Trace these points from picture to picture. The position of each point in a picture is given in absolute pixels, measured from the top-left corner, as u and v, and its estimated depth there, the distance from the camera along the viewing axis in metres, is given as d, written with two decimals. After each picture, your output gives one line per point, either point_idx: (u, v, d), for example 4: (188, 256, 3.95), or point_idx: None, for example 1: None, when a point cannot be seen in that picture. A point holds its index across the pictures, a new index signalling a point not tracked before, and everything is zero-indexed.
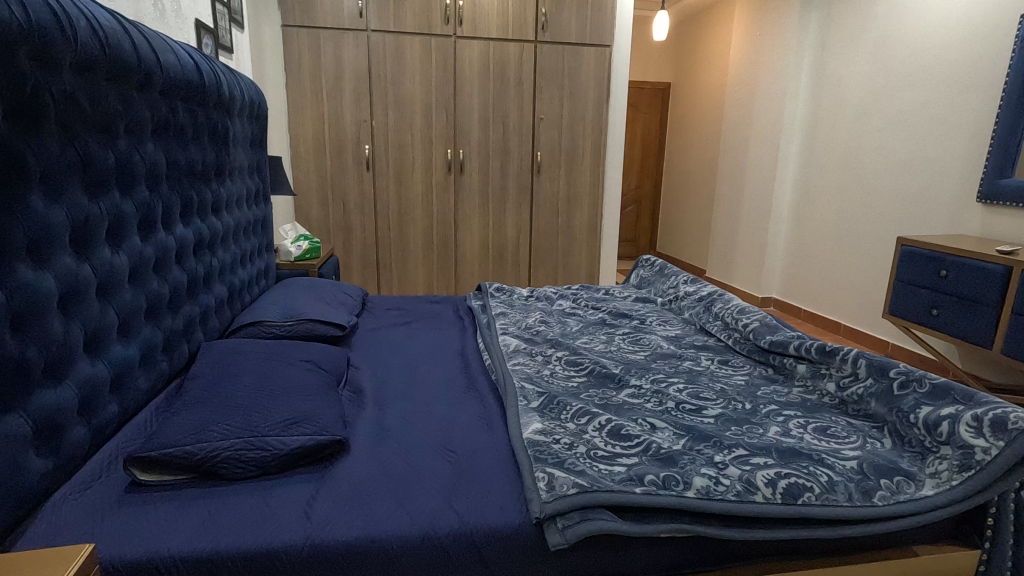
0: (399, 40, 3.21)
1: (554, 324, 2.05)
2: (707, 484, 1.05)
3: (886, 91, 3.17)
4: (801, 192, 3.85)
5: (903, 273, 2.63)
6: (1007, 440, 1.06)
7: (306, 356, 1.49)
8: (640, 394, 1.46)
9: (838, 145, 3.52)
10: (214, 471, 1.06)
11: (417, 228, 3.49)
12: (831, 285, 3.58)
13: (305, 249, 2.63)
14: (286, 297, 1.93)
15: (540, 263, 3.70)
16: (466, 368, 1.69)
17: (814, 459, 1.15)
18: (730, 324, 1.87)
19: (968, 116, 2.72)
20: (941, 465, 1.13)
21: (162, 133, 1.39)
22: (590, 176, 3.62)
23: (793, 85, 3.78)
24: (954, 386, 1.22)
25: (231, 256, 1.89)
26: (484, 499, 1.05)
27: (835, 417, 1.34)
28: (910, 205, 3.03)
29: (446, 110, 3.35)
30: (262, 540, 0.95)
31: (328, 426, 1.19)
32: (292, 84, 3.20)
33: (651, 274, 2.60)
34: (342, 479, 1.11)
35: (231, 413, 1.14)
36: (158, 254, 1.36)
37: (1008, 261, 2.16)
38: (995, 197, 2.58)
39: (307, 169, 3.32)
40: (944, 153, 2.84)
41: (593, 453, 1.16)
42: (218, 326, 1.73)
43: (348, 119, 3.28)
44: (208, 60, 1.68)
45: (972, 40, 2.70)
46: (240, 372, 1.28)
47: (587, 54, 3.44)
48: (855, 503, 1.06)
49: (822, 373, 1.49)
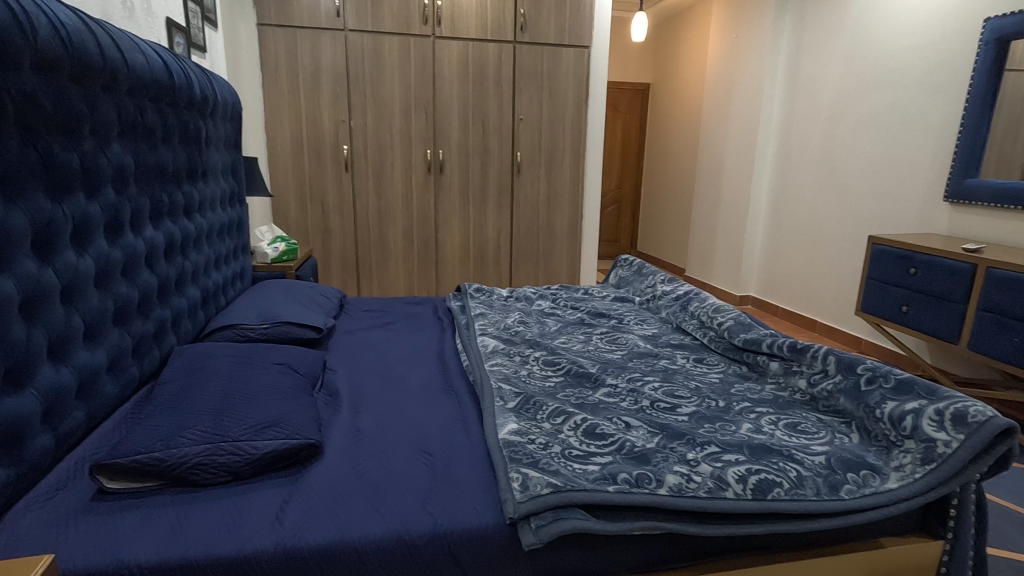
0: (377, 39, 3.19)
1: (532, 324, 2.05)
2: (679, 481, 1.07)
3: (858, 92, 3.24)
4: (777, 191, 3.92)
5: (874, 271, 2.69)
6: (967, 433, 1.09)
7: (280, 359, 1.47)
8: (616, 393, 1.47)
9: (813, 146, 3.59)
10: (184, 477, 1.05)
11: (397, 230, 3.47)
12: (807, 284, 3.64)
13: (282, 251, 2.60)
14: (261, 299, 1.91)
15: (521, 263, 3.70)
16: (444, 369, 1.69)
17: (784, 454, 1.17)
18: (705, 322, 1.89)
19: (935, 117, 2.79)
20: (905, 458, 1.16)
21: (130, 134, 1.36)
22: (570, 176, 3.64)
23: (769, 86, 3.84)
24: (918, 380, 1.25)
25: (205, 258, 1.86)
26: (459, 500, 1.05)
27: (806, 413, 1.37)
28: (881, 204, 3.10)
29: (426, 110, 3.34)
30: (231, 546, 0.94)
31: (302, 429, 1.18)
32: (268, 83, 3.17)
33: (630, 274, 2.62)
34: (315, 483, 1.10)
35: (201, 418, 1.12)
36: (127, 256, 1.33)
37: (973, 259, 2.22)
38: (961, 197, 2.65)
39: (285, 170, 3.29)
40: (914, 154, 2.91)
41: (568, 453, 1.16)
42: (191, 329, 1.70)
43: (326, 120, 3.25)
44: (179, 60, 1.66)
45: (939, 43, 2.77)
46: (212, 376, 1.27)
47: (566, 55, 3.45)
48: (822, 496, 1.08)
49: (793, 370, 1.52)
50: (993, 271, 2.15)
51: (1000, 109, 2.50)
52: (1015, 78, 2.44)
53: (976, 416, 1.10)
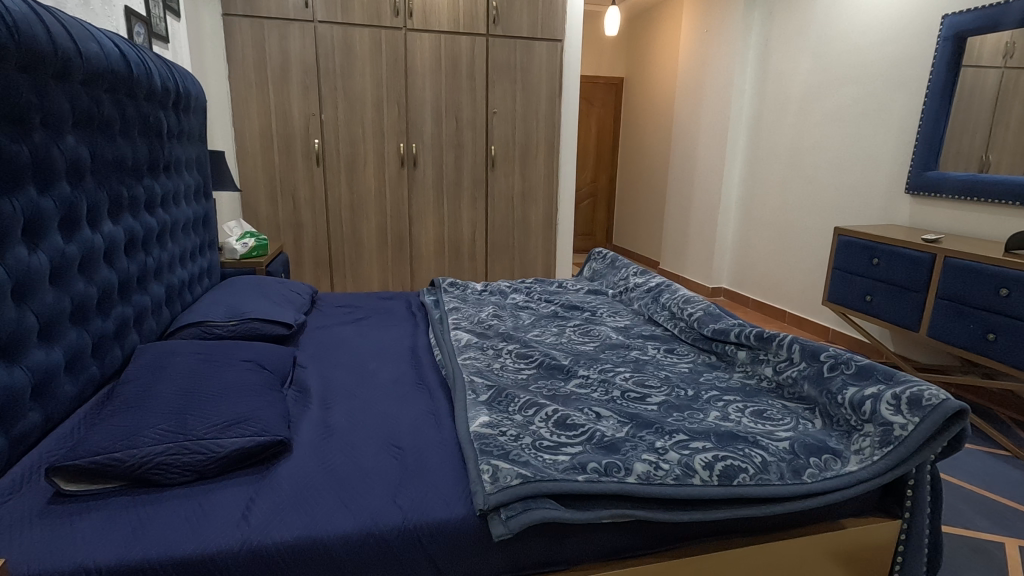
0: (347, 31, 3.14)
1: (506, 317, 2.06)
2: (647, 469, 1.08)
3: (824, 87, 3.31)
4: (747, 185, 3.99)
5: (840, 261, 2.76)
6: (922, 416, 1.13)
7: (248, 356, 1.45)
8: (588, 384, 1.49)
9: (782, 141, 3.65)
10: (146, 477, 1.03)
11: (371, 225, 3.43)
12: (777, 275, 3.72)
13: (251, 246, 2.54)
14: (229, 295, 1.87)
15: (496, 257, 3.70)
16: (417, 364, 1.68)
17: (749, 441, 1.20)
18: (676, 313, 1.92)
19: (897, 111, 2.88)
20: (865, 441, 1.19)
21: (86, 126, 1.32)
22: (544, 170, 3.64)
23: (739, 80, 3.89)
24: (877, 366, 1.29)
25: (169, 254, 1.81)
26: (429, 494, 1.05)
27: (772, 401, 1.40)
28: (847, 196, 3.18)
29: (398, 103, 3.30)
30: (195, 545, 0.92)
31: (270, 426, 1.16)
32: (235, 75, 3.10)
33: (603, 266, 2.64)
34: (283, 480, 1.08)
35: (164, 417, 1.10)
36: (84, 253, 1.29)
37: (932, 249, 2.29)
38: (921, 189, 2.73)
39: (254, 165, 3.22)
40: (877, 147, 2.99)
41: (538, 444, 1.17)
42: (155, 327, 1.65)
43: (296, 113, 3.20)
44: (138, 50, 1.60)
45: (900, 39, 2.85)
46: (176, 374, 1.24)
47: (539, 48, 3.45)
48: (786, 481, 1.11)
49: (760, 358, 1.55)
50: (951, 261, 2.22)
51: (957, 104, 2.59)
52: (971, 74, 2.53)
53: (931, 400, 1.14)
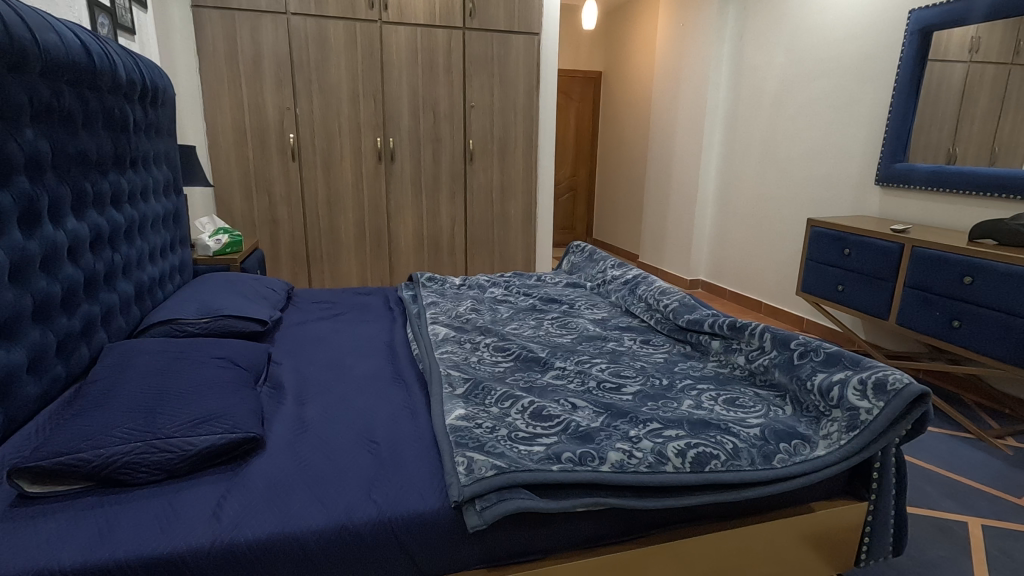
0: (321, 24, 3.10)
1: (484, 311, 2.05)
2: (621, 458, 1.09)
3: (797, 80, 3.35)
4: (724, 177, 4.03)
5: (813, 252, 2.81)
6: (887, 400, 1.16)
7: (221, 353, 1.42)
8: (564, 375, 1.50)
9: (756, 133, 3.70)
10: (113, 477, 1.01)
11: (349, 219, 3.40)
12: (752, 267, 3.78)
13: (225, 243, 2.50)
14: (201, 292, 1.84)
15: (476, 251, 3.69)
16: (394, 359, 1.67)
17: (721, 428, 1.22)
18: (652, 305, 1.94)
19: (866, 104, 2.94)
20: (832, 426, 1.22)
21: (45, 119, 1.28)
22: (523, 164, 3.64)
23: (714, 74, 3.93)
24: (844, 353, 1.32)
25: (138, 251, 1.77)
26: (404, 488, 1.05)
27: (744, 388, 1.43)
28: (820, 188, 3.24)
29: (374, 97, 3.27)
30: (164, 544, 0.91)
31: (242, 423, 1.15)
32: (206, 69, 3.03)
33: (581, 260, 2.65)
34: (255, 478, 1.07)
35: (132, 415, 1.08)
36: (46, 250, 1.26)
37: (901, 239, 2.35)
38: (891, 180, 2.79)
39: (227, 160, 3.17)
40: (849, 140, 3.04)
41: (514, 435, 1.17)
42: (124, 325, 1.62)
43: (270, 107, 3.15)
44: (100, 40, 1.56)
45: (869, 34, 2.90)
46: (145, 372, 1.21)
47: (516, 42, 3.44)
48: (756, 466, 1.13)
49: (733, 347, 1.57)
50: (918, 250, 2.27)
51: (924, 97, 2.65)
52: (938, 68, 2.59)
53: (894, 384, 1.17)
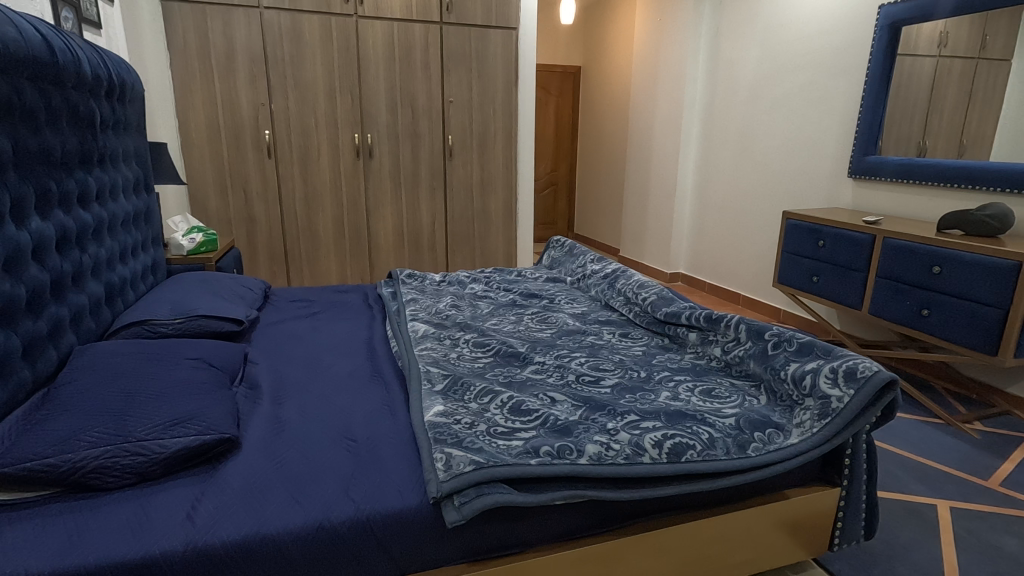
0: (296, 18, 3.05)
1: (464, 307, 2.05)
2: (599, 450, 1.10)
3: (772, 74, 3.39)
4: (702, 171, 4.07)
5: (788, 244, 2.85)
6: (857, 387, 1.19)
7: (195, 354, 1.40)
8: (543, 370, 1.51)
9: (733, 126, 3.74)
10: (84, 483, 0.99)
11: (327, 216, 3.36)
12: (731, 259, 3.83)
13: (199, 242, 2.46)
14: (174, 292, 1.80)
15: (457, 247, 3.68)
16: (373, 357, 1.66)
17: (697, 418, 1.23)
18: (631, 298, 1.95)
19: (839, 98, 2.99)
20: (805, 414, 1.25)
21: (4, 116, 1.24)
22: (502, 160, 3.63)
23: (691, 68, 3.96)
24: (817, 343, 1.35)
25: (108, 251, 1.73)
26: (382, 485, 1.05)
27: (720, 379, 1.45)
28: (795, 181, 3.29)
29: (351, 92, 3.23)
30: (137, 548, 0.90)
31: (217, 424, 1.13)
32: (178, 64, 2.97)
33: (561, 255, 2.66)
34: (231, 479, 1.06)
35: (102, 418, 1.06)
36: (9, 251, 1.22)
37: (873, 231, 2.40)
38: (863, 173, 2.84)
39: (201, 157, 3.11)
40: (822, 133, 3.09)
41: (492, 431, 1.18)
42: (95, 327, 1.58)
43: (244, 103, 3.09)
44: (63, 34, 1.52)
45: (840, 29, 2.95)
46: (116, 374, 1.19)
47: (494, 36, 3.43)
48: (731, 455, 1.15)
49: (709, 339, 1.59)
50: (890, 241, 2.32)
51: (895, 91, 2.70)
52: (908, 62, 2.64)
53: (864, 372, 1.20)
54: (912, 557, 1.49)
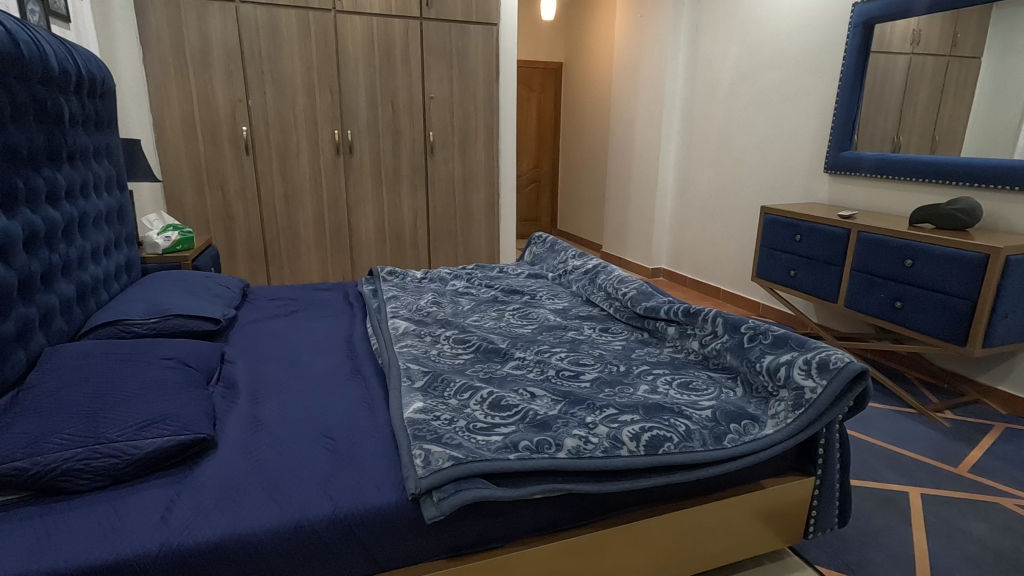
0: (272, 13, 3.01)
1: (446, 304, 2.04)
2: (577, 444, 1.11)
3: (751, 70, 3.43)
4: (682, 167, 4.10)
5: (767, 239, 2.89)
6: (829, 378, 1.21)
7: (169, 354, 1.38)
8: (524, 365, 1.51)
9: (713, 122, 3.78)
10: (54, 485, 0.98)
11: (308, 214, 3.33)
12: (711, 255, 3.87)
13: (175, 240, 2.41)
14: (149, 291, 1.77)
15: (439, 244, 3.67)
16: (353, 355, 1.65)
17: (674, 411, 1.25)
18: (611, 293, 1.97)
19: (815, 95, 3.03)
20: (780, 406, 1.27)
21: None
22: (484, 156, 3.63)
23: (671, 64, 3.99)
24: (791, 335, 1.37)
25: (79, 250, 1.69)
26: (361, 482, 1.04)
27: (697, 372, 1.46)
28: (773, 177, 3.33)
29: (330, 88, 3.20)
30: (109, 550, 0.88)
31: (192, 423, 1.12)
32: (151, 60, 2.91)
33: (543, 250, 2.66)
34: (207, 479, 1.05)
35: (73, 419, 1.04)
36: None
37: (848, 225, 2.44)
38: (839, 168, 2.89)
39: (176, 154, 3.05)
40: (799, 129, 3.14)
41: (472, 426, 1.18)
42: (66, 328, 1.54)
43: (220, 99, 3.04)
44: (28, 28, 1.47)
45: (816, 26, 3.00)
46: (87, 374, 1.17)
47: (474, 32, 3.41)
48: (708, 447, 1.16)
49: (688, 333, 1.61)
50: (865, 235, 2.37)
51: (869, 87, 2.75)
52: (883, 59, 2.69)
53: (837, 363, 1.22)
54: (885, 543, 1.53)
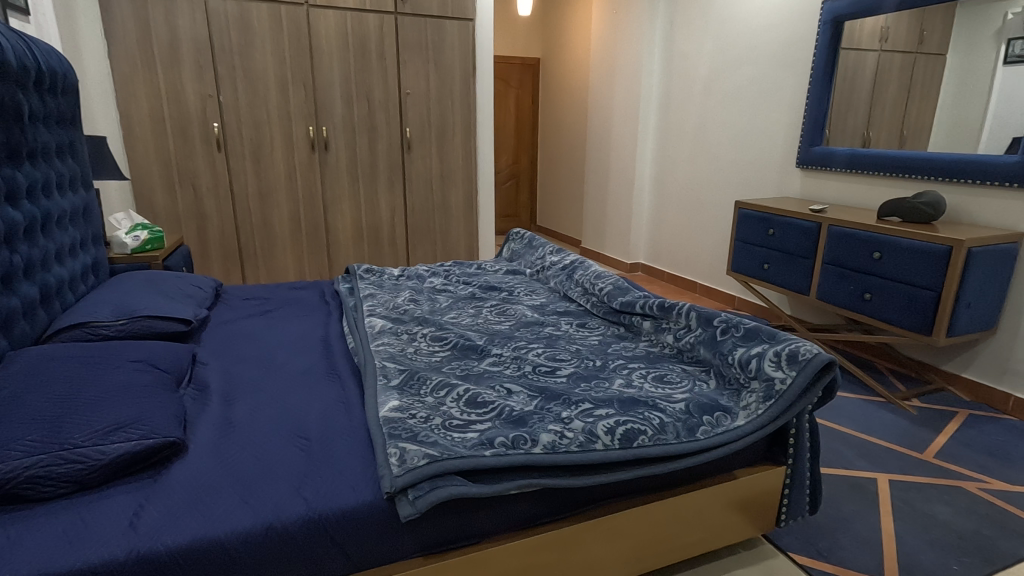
0: (243, 7, 2.95)
1: (423, 301, 2.03)
2: (553, 439, 1.12)
3: (725, 66, 3.47)
4: (659, 162, 4.14)
5: (741, 232, 2.94)
6: (798, 369, 1.24)
7: (137, 356, 1.35)
8: (501, 362, 1.51)
9: (688, 118, 3.82)
10: (17, 493, 0.95)
11: (282, 211, 3.28)
12: (688, 249, 3.92)
13: (144, 240, 2.36)
14: (116, 292, 1.73)
15: (418, 241, 3.64)
16: (329, 354, 1.63)
17: (649, 404, 1.26)
18: (588, 289, 1.98)
19: (787, 92, 3.09)
20: (751, 397, 1.29)
21: None
22: (462, 152, 3.61)
23: (648, 60, 4.01)
24: (762, 328, 1.40)
25: (43, 250, 1.65)
26: (335, 482, 1.04)
27: (672, 365, 1.48)
28: (747, 171, 3.38)
29: (305, 84, 3.15)
30: (76, 558, 0.87)
31: (161, 427, 1.10)
32: (118, 54, 2.84)
33: (521, 247, 2.66)
34: (177, 484, 1.03)
35: (34, 425, 1.00)
36: None
37: (819, 219, 2.49)
38: (811, 163, 2.94)
39: (145, 152, 2.98)
40: (772, 125, 3.19)
41: (448, 424, 1.18)
42: (29, 331, 1.50)
43: (190, 94, 2.97)
44: None
45: (788, 24, 3.05)
46: (51, 379, 1.13)
47: (450, 28, 3.39)
48: (681, 439, 1.18)
49: (663, 327, 1.63)
50: (835, 228, 2.42)
51: (839, 83, 2.81)
52: (852, 56, 2.75)
53: (805, 355, 1.25)
54: (854, 529, 1.57)
